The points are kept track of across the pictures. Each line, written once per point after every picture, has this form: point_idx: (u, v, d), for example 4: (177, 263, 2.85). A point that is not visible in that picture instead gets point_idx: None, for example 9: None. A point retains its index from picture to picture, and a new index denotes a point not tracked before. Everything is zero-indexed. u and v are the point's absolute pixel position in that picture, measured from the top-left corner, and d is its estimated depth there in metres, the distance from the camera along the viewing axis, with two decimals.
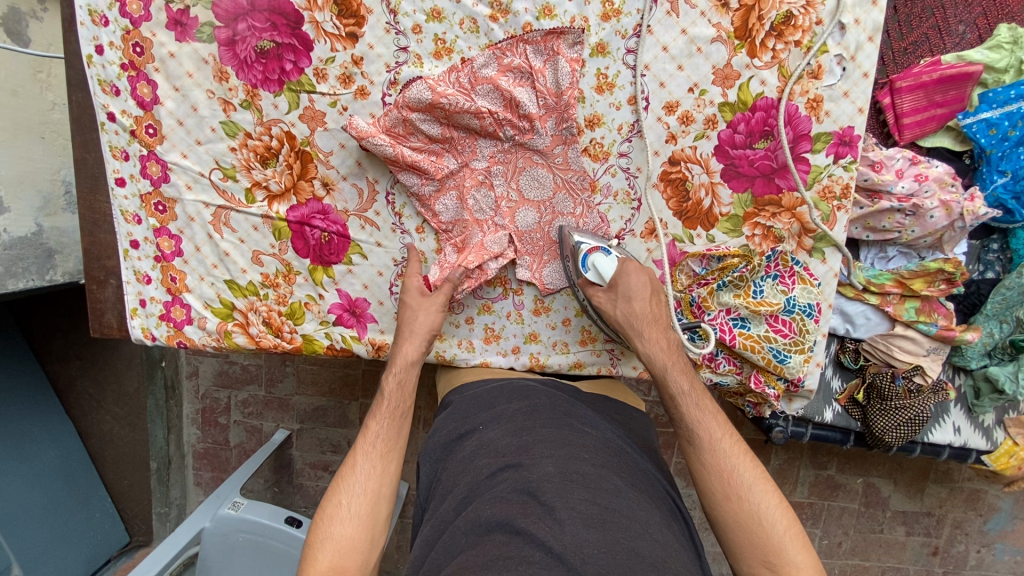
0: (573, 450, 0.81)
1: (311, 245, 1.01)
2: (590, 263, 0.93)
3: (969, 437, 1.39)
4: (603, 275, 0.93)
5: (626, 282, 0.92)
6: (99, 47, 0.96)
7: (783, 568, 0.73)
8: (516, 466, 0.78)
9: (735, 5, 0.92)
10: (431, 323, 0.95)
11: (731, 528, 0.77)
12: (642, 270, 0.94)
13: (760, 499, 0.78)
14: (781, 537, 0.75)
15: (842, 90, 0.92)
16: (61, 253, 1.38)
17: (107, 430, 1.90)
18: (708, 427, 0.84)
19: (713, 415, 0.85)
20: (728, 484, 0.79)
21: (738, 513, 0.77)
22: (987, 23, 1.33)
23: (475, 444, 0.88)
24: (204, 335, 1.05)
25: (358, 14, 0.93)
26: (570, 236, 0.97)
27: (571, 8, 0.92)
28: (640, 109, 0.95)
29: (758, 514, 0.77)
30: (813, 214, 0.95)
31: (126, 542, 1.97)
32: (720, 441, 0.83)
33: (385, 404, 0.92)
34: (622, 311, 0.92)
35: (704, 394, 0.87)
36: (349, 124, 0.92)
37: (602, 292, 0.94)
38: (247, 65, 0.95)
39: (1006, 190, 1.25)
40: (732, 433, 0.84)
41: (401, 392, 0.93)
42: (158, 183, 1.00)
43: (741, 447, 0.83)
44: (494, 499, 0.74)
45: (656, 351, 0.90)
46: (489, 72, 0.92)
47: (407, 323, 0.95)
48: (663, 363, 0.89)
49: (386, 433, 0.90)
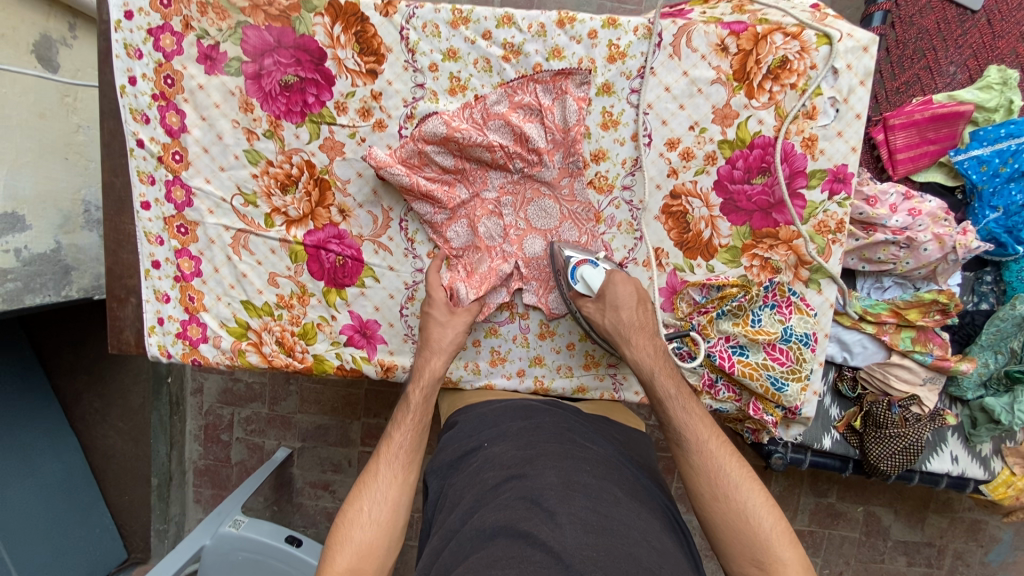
0: (576, 462, 0.85)
1: (326, 268, 1.05)
2: (579, 275, 0.97)
3: (967, 466, 1.41)
4: (591, 287, 0.96)
5: (613, 292, 0.96)
6: (132, 78, 1.01)
7: (772, 565, 0.76)
8: (519, 477, 0.82)
9: (734, 50, 0.97)
10: (457, 340, 0.98)
11: (720, 529, 0.81)
12: (629, 279, 0.99)
13: (746, 497, 0.81)
14: (768, 534, 0.78)
15: (836, 130, 0.97)
16: (78, 270, 1.43)
17: (110, 445, 1.93)
18: (695, 429, 0.87)
19: (699, 417, 0.89)
20: (716, 485, 0.83)
21: (726, 514, 0.81)
22: (977, 65, 1.39)
23: (479, 459, 0.91)
24: (219, 354, 1.08)
25: (378, 51, 0.98)
26: (561, 252, 1.01)
27: (579, 51, 0.97)
28: (643, 145, 1.00)
29: (746, 512, 0.80)
30: (809, 247, 0.99)
31: (123, 558, 1.97)
32: (708, 442, 0.86)
33: (410, 415, 0.94)
34: (610, 320, 0.96)
35: (690, 397, 0.91)
36: (368, 155, 0.96)
37: (590, 302, 0.97)
38: (271, 97, 1.00)
39: (998, 225, 1.30)
40: (719, 435, 0.88)
41: (427, 404, 0.95)
42: (182, 207, 1.04)
43: (728, 448, 0.86)
44: (500, 506, 0.77)
45: (643, 357, 0.93)
46: (501, 109, 0.97)
47: (433, 336, 0.98)
48: (650, 367, 0.93)
49: (410, 443, 0.93)
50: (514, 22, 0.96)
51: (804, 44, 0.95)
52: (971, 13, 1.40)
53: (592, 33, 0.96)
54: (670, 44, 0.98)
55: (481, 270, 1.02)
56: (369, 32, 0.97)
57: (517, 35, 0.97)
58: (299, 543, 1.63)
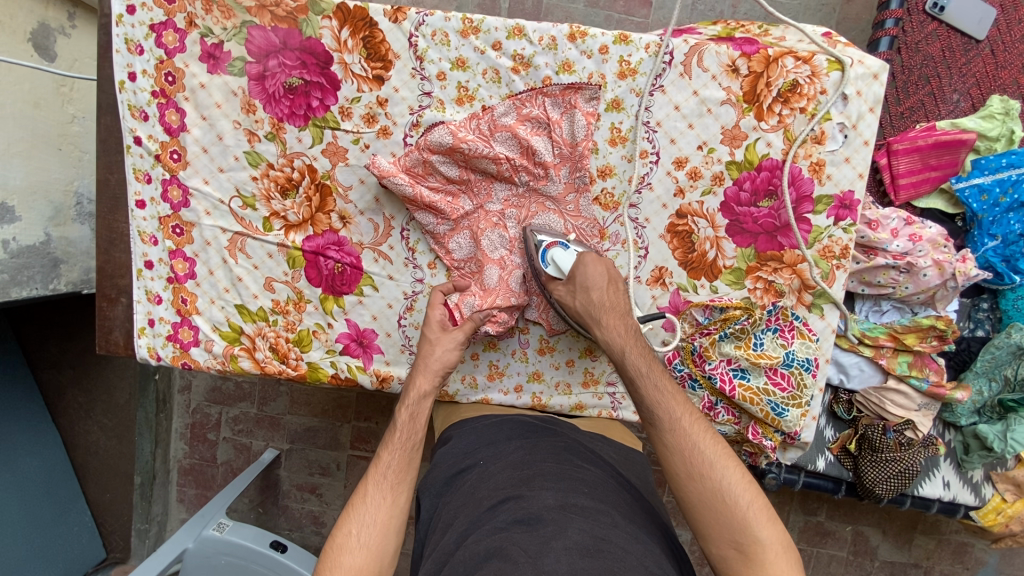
0: (574, 484, 0.84)
1: (324, 275, 1.03)
2: (549, 258, 0.94)
3: (958, 492, 1.42)
4: (562, 269, 0.93)
5: (583, 274, 0.91)
6: (132, 74, 0.98)
7: (751, 547, 0.71)
8: (516, 498, 0.80)
9: (745, 72, 0.96)
10: (450, 359, 0.95)
11: (698, 510, 0.75)
12: (604, 259, 0.94)
13: (722, 476, 0.76)
14: (747, 513, 0.73)
15: (843, 156, 0.97)
16: (67, 263, 1.39)
17: (93, 441, 1.89)
18: (667, 407, 0.81)
19: (671, 391, 0.82)
20: (690, 464, 0.77)
21: (703, 494, 0.75)
22: (980, 93, 1.40)
23: (474, 478, 0.89)
24: (210, 358, 1.05)
25: (385, 58, 0.97)
26: (532, 234, 0.97)
27: (589, 65, 0.96)
28: (650, 163, 0.99)
29: (723, 491, 0.75)
30: (813, 271, 0.98)
31: (102, 558, 1.93)
32: (682, 419, 0.80)
33: (397, 435, 0.91)
34: (580, 301, 0.91)
35: (663, 372, 0.84)
36: (372, 162, 0.95)
37: (562, 285, 0.94)
38: (274, 99, 0.98)
39: (995, 253, 1.32)
40: (693, 410, 0.82)
41: (415, 424, 0.92)
42: (178, 207, 1.02)
43: (703, 424, 0.80)
44: (494, 530, 0.76)
45: (614, 336, 0.88)
46: (508, 121, 0.96)
47: (426, 354, 0.95)
48: (621, 346, 0.87)
49: (399, 461, 0.89)
50: (524, 34, 0.95)
51: (815, 68, 0.95)
52: (975, 42, 1.40)
53: (602, 48, 0.96)
54: (682, 63, 0.97)
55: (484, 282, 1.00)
56: (376, 38, 0.96)
57: (528, 46, 0.96)
58: (284, 549, 1.61)
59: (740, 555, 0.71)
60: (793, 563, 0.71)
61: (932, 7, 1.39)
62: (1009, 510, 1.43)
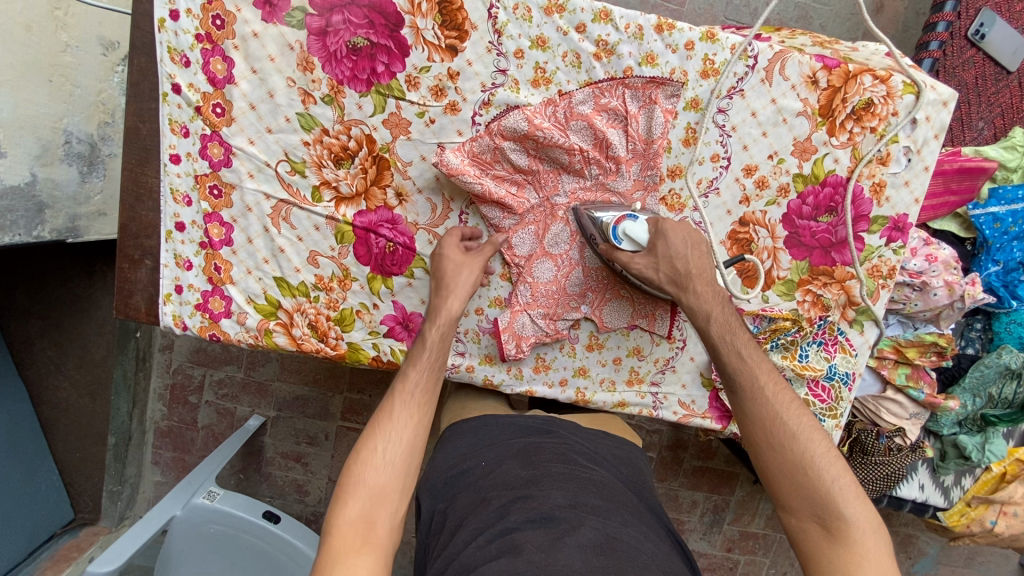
0: (582, 483, 0.85)
1: (374, 253, 0.97)
2: (621, 234, 0.91)
3: (930, 494, 1.54)
4: (638, 241, 0.92)
5: (665, 243, 0.91)
6: (175, 12, 0.87)
7: (834, 521, 0.75)
8: (525, 498, 0.81)
9: (824, 84, 0.95)
10: (473, 281, 0.92)
11: (778, 480, 0.80)
12: (684, 225, 0.94)
13: (806, 448, 0.80)
14: (831, 488, 0.77)
15: (904, 179, 0.99)
16: (53, 209, 1.26)
17: (62, 399, 1.76)
18: (752, 376, 0.85)
19: (755, 359, 0.86)
20: (773, 433, 0.82)
21: (784, 464, 0.80)
22: (1003, 123, 1.46)
23: (482, 477, 0.89)
24: (242, 331, 0.99)
25: (461, 27, 0.90)
26: (588, 213, 0.94)
27: (673, 60, 0.93)
28: (720, 168, 0.98)
29: (805, 462, 0.79)
30: (861, 288, 1.01)
31: (69, 519, 1.81)
32: (765, 387, 0.84)
33: (426, 355, 0.87)
34: (665, 272, 0.91)
35: (747, 341, 0.87)
36: (440, 160, 0.90)
37: (641, 258, 0.92)
38: (336, 59, 0.90)
39: (997, 278, 1.40)
40: (777, 380, 0.86)
41: (445, 345, 0.90)
42: (218, 166, 0.93)
43: (787, 395, 0.84)
44: (506, 530, 0.76)
45: (703, 303, 0.90)
46: (585, 109, 0.93)
47: (450, 279, 0.92)
48: (707, 312, 0.89)
49: (426, 381, 0.86)
50: (610, 19, 0.91)
51: (891, 89, 0.95)
52: (1006, 73, 1.44)
53: (688, 44, 0.92)
54: (764, 69, 0.95)
55: (532, 276, 0.99)
56: (454, 5, 0.89)
57: (613, 33, 0.91)
58: (277, 520, 1.60)
59: (822, 527, 0.76)
60: (880, 541, 0.74)
61: (973, 34, 1.40)
62: (973, 513, 1.55)
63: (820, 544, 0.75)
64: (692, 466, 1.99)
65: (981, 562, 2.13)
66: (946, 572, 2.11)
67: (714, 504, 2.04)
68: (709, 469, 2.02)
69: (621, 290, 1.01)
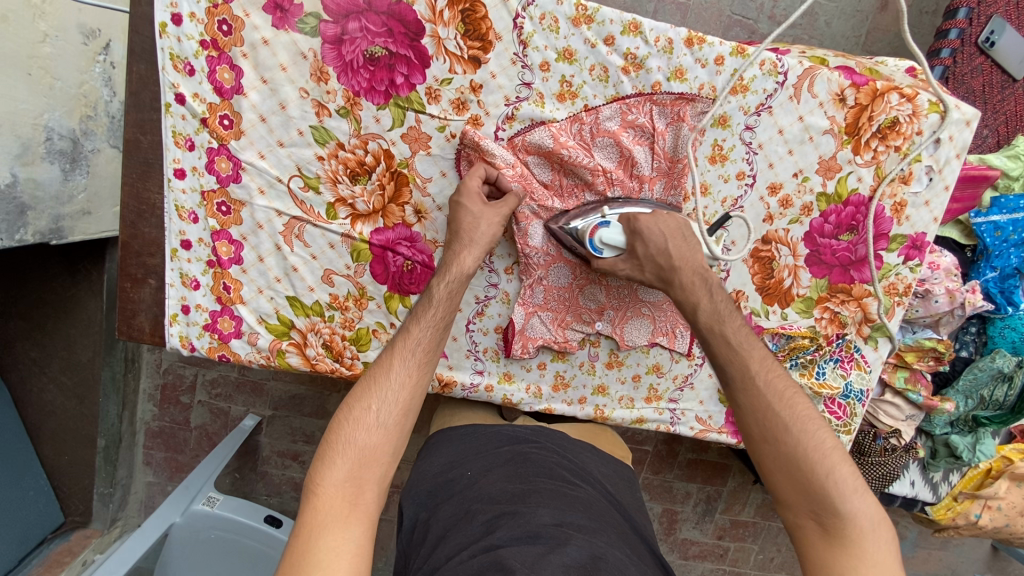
0: (569, 501, 0.82)
1: (391, 272, 0.94)
2: (599, 245, 0.87)
3: (920, 490, 1.54)
4: (618, 247, 0.87)
5: (647, 236, 0.85)
6: (177, 16, 0.82)
7: (830, 517, 0.72)
8: (513, 514, 0.78)
9: (852, 102, 0.94)
10: (493, 234, 0.85)
11: (772, 472, 0.77)
12: (661, 219, 0.87)
13: (799, 440, 0.75)
14: (826, 483, 0.72)
15: (925, 199, 0.99)
16: (36, 210, 1.14)
17: (48, 401, 1.65)
18: (743, 365, 0.80)
19: (747, 348, 0.81)
20: (765, 426, 0.77)
21: (776, 458, 0.76)
22: (1007, 131, 1.45)
23: (466, 488, 0.87)
24: (253, 352, 0.96)
25: (485, 38, 0.85)
26: (563, 228, 0.90)
27: (702, 75, 0.90)
28: (745, 186, 0.97)
29: (799, 455, 0.75)
30: (878, 306, 1.02)
31: (59, 523, 1.71)
32: (756, 376, 0.79)
33: (432, 310, 0.81)
34: (651, 271, 0.86)
35: (740, 328, 0.83)
36: (468, 134, 0.87)
37: (625, 262, 0.88)
38: (352, 69, 0.85)
39: (994, 284, 1.37)
40: (771, 368, 0.81)
41: (452, 303, 0.83)
42: (226, 181, 0.89)
43: (781, 383, 0.79)
44: (491, 546, 0.72)
45: (691, 295, 0.84)
46: (612, 126, 0.90)
47: (467, 231, 0.85)
48: (694, 304, 0.84)
49: (429, 340, 0.80)
50: (640, 32, 0.87)
51: (917, 108, 0.93)
52: (1012, 81, 1.43)
53: (718, 59, 0.89)
54: (793, 86, 0.93)
55: (546, 280, 0.97)
56: (478, 13, 0.84)
57: (642, 46, 0.88)
58: (279, 525, 1.57)
59: (818, 524, 0.72)
60: (879, 538, 0.70)
61: (984, 41, 1.39)
62: (959, 507, 1.56)
63: (814, 541, 0.72)
64: (686, 458, 2.01)
65: (957, 545, 2.22)
66: (923, 555, 2.19)
67: (707, 494, 2.07)
68: (703, 461, 2.04)
69: (642, 308, 1.00)
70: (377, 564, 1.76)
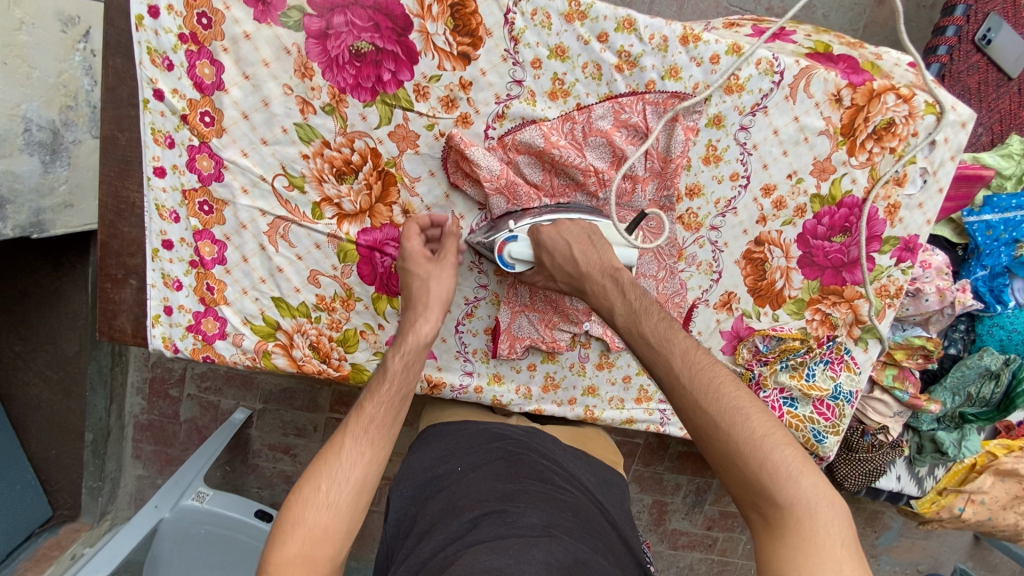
0: (557, 504, 0.80)
1: (378, 273, 0.92)
2: (509, 260, 0.86)
3: (906, 484, 1.55)
4: (528, 261, 0.85)
5: (549, 247, 0.83)
6: (154, 8, 0.79)
7: (772, 512, 0.64)
8: (500, 513, 0.77)
9: (848, 103, 0.92)
10: (447, 293, 0.85)
11: (714, 469, 0.70)
12: (564, 228, 0.84)
13: (729, 435, 0.68)
14: (761, 476, 0.65)
15: (919, 202, 0.98)
16: (13, 204, 1.10)
17: (34, 394, 1.62)
18: (666, 362, 0.73)
19: (670, 342, 0.74)
20: (695, 424, 0.70)
21: (713, 455, 0.69)
22: (1000, 130, 1.44)
23: (454, 484, 0.86)
24: (237, 353, 0.94)
25: (475, 33, 0.83)
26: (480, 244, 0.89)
27: (697, 74, 0.88)
28: (739, 187, 0.96)
29: (731, 450, 0.67)
30: (869, 308, 1.02)
31: (48, 517, 1.68)
32: (680, 373, 0.72)
33: (386, 386, 0.78)
34: (562, 279, 0.84)
35: (659, 320, 0.77)
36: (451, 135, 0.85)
37: (537, 273, 0.87)
38: (337, 65, 0.82)
39: (984, 283, 1.37)
40: (696, 358, 0.73)
41: (409, 375, 0.80)
42: (208, 180, 0.87)
43: (706, 375, 0.71)
44: (475, 544, 0.71)
45: (603, 299, 0.81)
46: (604, 125, 0.88)
47: (423, 295, 0.84)
48: (609, 306, 0.81)
49: (383, 416, 0.76)
50: (635, 29, 0.85)
51: (914, 110, 0.91)
52: (1007, 79, 1.42)
53: (714, 57, 0.87)
54: (790, 85, 0.91)
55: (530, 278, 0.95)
56: (468, 8, 0.81)
57: (637, 44, 0.85)
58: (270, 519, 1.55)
59: (761, 517, 0.65)
60: (823, 527, 0.62)
61: (980, 39, 1.36)
62: (943, 500, 1.58)
63: (760, 537, 0.65)
64: (677, 451, 2.02)
65: (940, 535, 2.25)
66: (906, 544, 2.22)
67: (697, 486, 2.08)
68: (693, 453, 2.05)
69: None
70: (367, 556, 1.76)
